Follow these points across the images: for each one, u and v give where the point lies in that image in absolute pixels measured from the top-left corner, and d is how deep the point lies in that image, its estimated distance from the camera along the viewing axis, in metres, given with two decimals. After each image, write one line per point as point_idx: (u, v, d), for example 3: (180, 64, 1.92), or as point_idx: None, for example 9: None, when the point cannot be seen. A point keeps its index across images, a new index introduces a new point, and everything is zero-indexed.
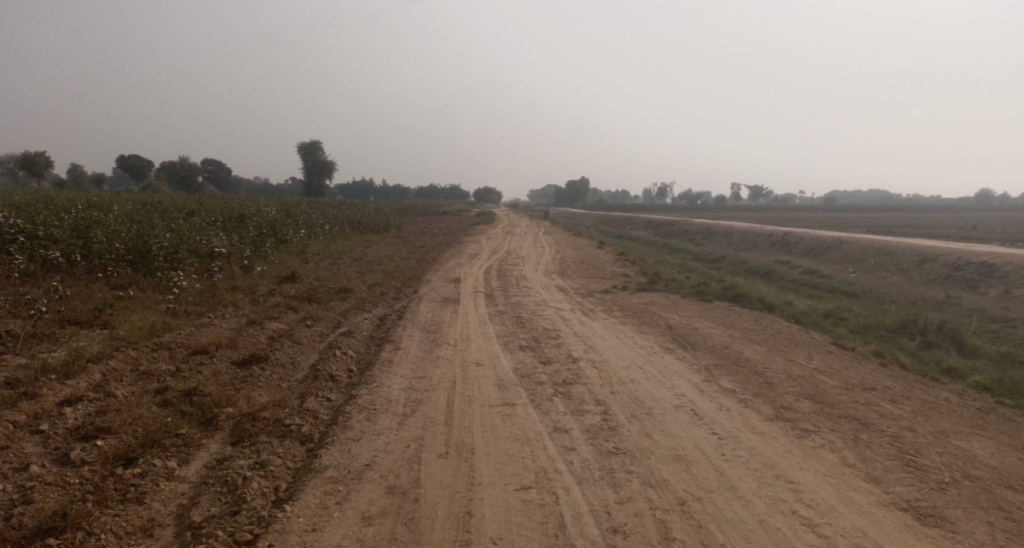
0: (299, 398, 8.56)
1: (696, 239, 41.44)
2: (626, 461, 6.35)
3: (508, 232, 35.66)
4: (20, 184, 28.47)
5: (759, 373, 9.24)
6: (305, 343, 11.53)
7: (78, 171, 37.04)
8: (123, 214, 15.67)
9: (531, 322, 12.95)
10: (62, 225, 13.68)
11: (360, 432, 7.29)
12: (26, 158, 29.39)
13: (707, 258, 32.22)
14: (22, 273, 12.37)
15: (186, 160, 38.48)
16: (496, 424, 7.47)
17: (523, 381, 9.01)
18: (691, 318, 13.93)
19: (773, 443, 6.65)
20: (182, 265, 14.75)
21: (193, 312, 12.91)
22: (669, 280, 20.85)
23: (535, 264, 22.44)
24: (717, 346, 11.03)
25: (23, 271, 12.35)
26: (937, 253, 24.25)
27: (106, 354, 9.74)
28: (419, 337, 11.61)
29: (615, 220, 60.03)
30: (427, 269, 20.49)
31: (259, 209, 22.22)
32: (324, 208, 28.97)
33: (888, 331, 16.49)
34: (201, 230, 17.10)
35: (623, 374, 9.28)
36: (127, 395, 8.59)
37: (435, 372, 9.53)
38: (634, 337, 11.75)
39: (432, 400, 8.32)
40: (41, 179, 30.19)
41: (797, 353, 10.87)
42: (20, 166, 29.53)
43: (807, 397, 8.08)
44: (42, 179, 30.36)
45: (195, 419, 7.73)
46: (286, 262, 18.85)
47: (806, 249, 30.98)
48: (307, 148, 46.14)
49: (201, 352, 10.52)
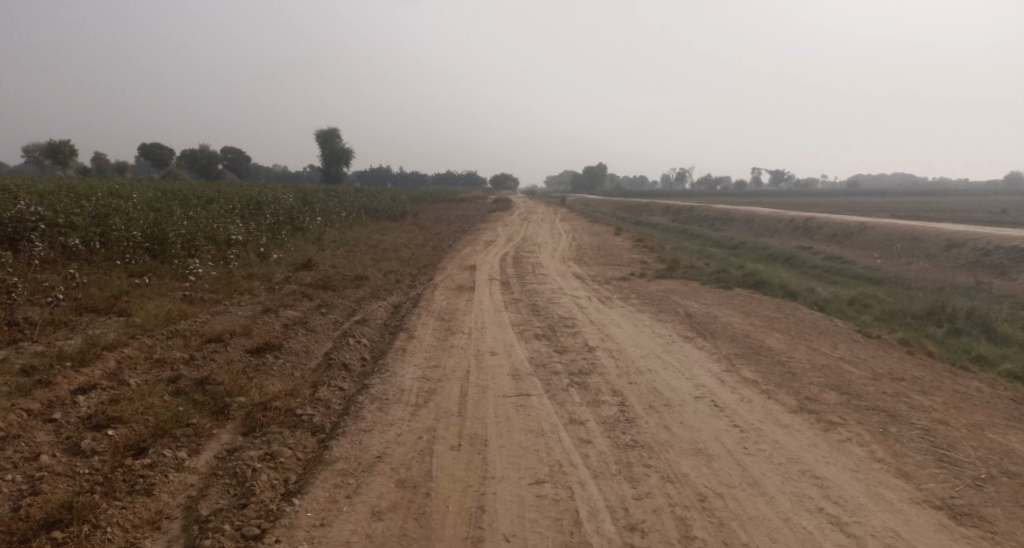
0: (311, 388, 8.45)
1: (715, 225, 40.92)
2: (645, 454, 6.14)
3: (525, 219, 35.41)
4: (43, 173, 28.65)
5: (781, 363, 8.98)
6: (319, 331, 11.42)
7: (102, 159, 37.29)
8: (142, 201, 15.65)
9: (547, 310, 12.76)
10: (83, 212, 13.68)
11: (373, 423, 7.16)
12: (50, 147, 29.55)
13: (727, 245, 31.76)
14: (42, 259, 12.36)
15: (206, 147, 38.56)
16: (510, 415, 7.29)
17: (539, 371, 8.83)
18: (712, 306, 13.65)
19: (797, 436, 6.41)
20: (199, 253, 14.70)
21: (208, 300, 12.85)
22: (688, 266, 20.54)
23: (552, 251, 22.21)
24: (738, 335, 10.76)
25: (43, 258, 12.35)
26: (965, 238, 23.67)
27: (121, 342, 9.67)
28: (434, 325, 11.46)
29: (634, 206, 59.49)
30: (443, 256, 20.35)
31: (276, 196, 22.16)
32: (341, 195, 28.89)
33: (915, 318, 16.09)
34: (218, 217, 17.06)
35: (640, 363, 9.07)
36: (140, 383, 8.51)
37: (449, 361, 9.37)
38: (652, 325, 11.51)
39: (445, 390, 8.16)
40: (65, 168, 30.40)
41: (821, 342, 10.58)
42: (44, 155, 29.75)
43: (832, 388, 7.82)
44: (66, 167, 30.58)
45: (207, 409, 7.64)
46: (303, 250, 18.78)
47: (829, 235, 30.43)
48: (325, 135, 46.06)
49: (215, 340, 10.44)
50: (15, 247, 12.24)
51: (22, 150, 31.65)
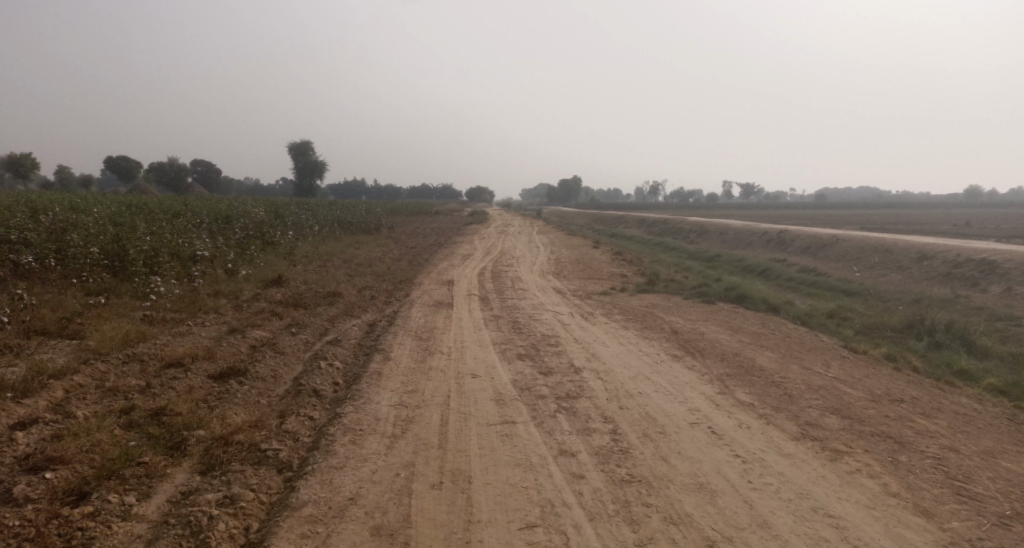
0: (278, 418, 7.84)
1: (690, 238, 40.85)
2: (643, 492, 5.67)
3: (501, 231, 34.82)
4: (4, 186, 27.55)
5: (776, 384, 8.57)
6: (288, 353, 10.78)
7: (66, 173, 36.09)
8: (104, 216, 14.88)
9: (528, 327, 12.25)
10: (38, 228, 12.91)
11: (345, 458, 6.59)
12: (12, 160, 28.44)
13: (702, 257, 31.60)
14: None
15: (175, 160, 37.58)
16: (495, 447, 6.77)
17: (524, 395, 8.30)
18: (696, 322, 13.23)
19: (805, 467, 5.97)
20: (162, 270, 13.95)
21: (171, 320, 12.12)
22: (668, 280, 20.19)
23: (529, 264, 21.73)
24: (728, 353, 10.36)
25: None
26: (936, 250, 23.69)
27: (71, 368, 8.96)
28: (410, 345, 10.89)
29: (608, 219, 59.37)
30: (419, 270, 19.74)
31: (247, 210, 21.37)
32: (313, 208, 28.14)
33: (895, 332, 15.87)
34: (184, 232, 16.29)
35: (630, 386, 8.61)
36: (89, 415, 7.84)
37: (428, 385, 8.81)
38: (638, 343, 11.06)
39: (424, 419, 7.61)
40: (28, 181, 29.25)
41: (813, 360, 10.20)
42: (6, 168, 28.59)
43: (834, 412, 7.41)
44: (29, 181, 29.45)
45: (162, 444, 7.04)
46: (274, 265, 18.05)
47: (802, 247, 30.40)
48: (297, 148, 45.22)
49: (175, 365, 9.75)
50: None
51: None
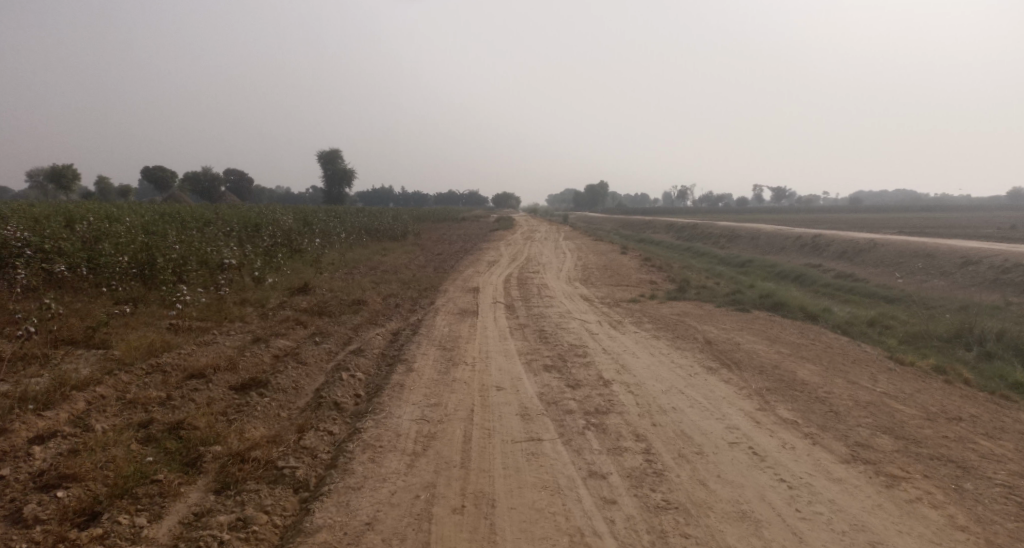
0: (297, 433, 7.55)
1: (720, 243, 40.03)
2: (680, 521, 5.35)
3: (528, 237, 34.52)
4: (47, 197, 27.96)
5: (820, 400, 8.07)
6: (311, 364, 10.52)
7: (106, 184, 36.64)
8: (136, 225, 14.86)
9: (555, 337, 11.84)
10: (71, 237, 12.90)
11: (363, 478, 6.28)
12: (55, 171, 28.88)
13: (734, 263, 30.84)
14: (25, 288, 11.59)
15: (210, 169, 37.96)
16: (521, 466, 6.40)
17: (551, 410, 7.91)
18: (731, 332, 12.71)
19: (857, 495, 5.58)
20: (189, 278, 13.83)
21: (196, 329, 11.95)
22: (700, 287, 19.61)
23: (557, 271, 21.32)
24: (766, 366, 9.84)
25: (26, 286, 11.55)
26: (982, 255, 22.74)
27: (94, 379, 8.78)
28: (434, 356, 10.58)
29: (635, 224, 58.59)
30: (445, 277, 19.47)
31: (275, 217, 21.29)
32: (340, 215, 28.04)
33: (942, 341, 15.14)
34: (212, 240, 16.21)
35: (663, 400, 8.17)
36: (108, 429, 7.63)
37: (451, 398, 8.46)
38: (670, 354, 10.60)
39: (447, 435, 7.27)
40: (69, 192, 29.66)
41: (859, 374, 9.65)
42: (47, 179, 29.03)
43: (886, 432, 6.92)
44: (70, 192, 29.87)
45: (177, 461, 6.79)
46: (300, 272, 17.90)
47: (838, 251, 29.50)
48: (327, 156, 45.42)
49: (197, 377, 9.53)
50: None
51: (28, 174, 31.02)
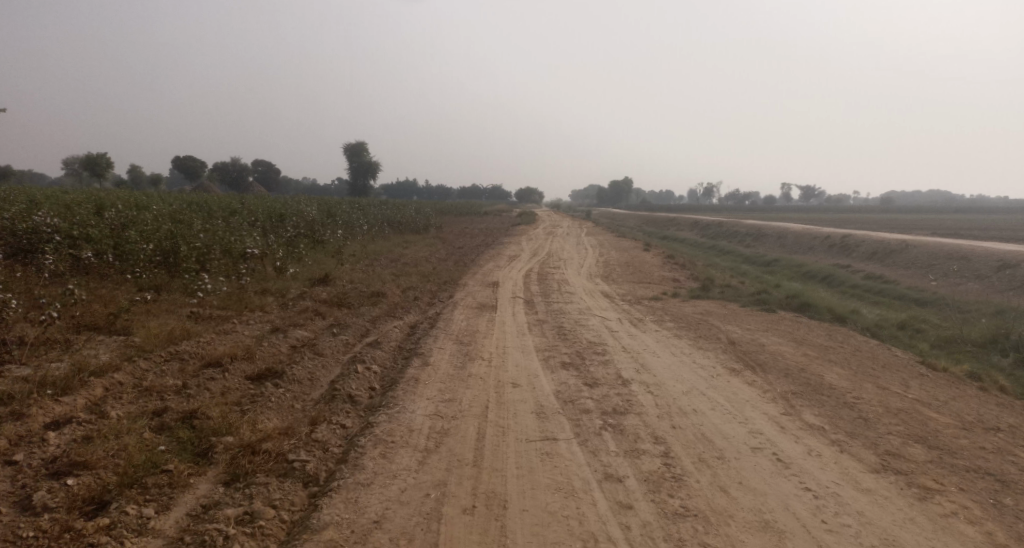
0: (309, 425, 7.44)
1: (745, 242, 39.40)
2: (699, 529, 5.17)
3: (550, 233, 34.24)
4: (79, 185, 28.27)
5: (848, 405, 7.78)
6: (327, 355, 10.41)
7: (137, 173, 37.04)
8: (163, 213, 14.91)
9: (575, 333, 11.63)
10: (98, 224, 12.94)
11: (373, 474, 6.14)
12: (88, 159, 29.17)
13: (760, 262, 30.30)
14: (51, 273, 11.64)
15: (238, 160, 38.22)
16: (535, 467, 6.23)
17: (567, 408, 7.71)
18: (756, 332, 12.40)
19: (888, 508, 5.35)
20: (211, 267, 13.80)
21: (217, 317, 11.92)
22: (724, 286, 19.24)
23: (578, 267, 21.07)
24: (792, 369, 9.53)
25: (52, 271, 11.60)
26: (1019, 259, 22.06)
27: (112, 366, 8.74)
28: (451, 350, 10.42)
29: (660, 221, 58.00)
30: (465, 271, 19.33)
31: (299, 208, 21.27)
32: (363, 207, 28.00)
33: (976, 347, 14.66)
34: (236, 229, 16.20)
35: (684, 402, 7.93)
36: (122, 416, 7.57)
37: (466, 394, 8.30)
38: (692, 354, 10.34)
39: (460, 432, 7.11)
40: (101, 180, 29.96)
41: (889, 379, 9.32)
42: (81, 167, 29.32)
43: (918, 441, 6.64)
44: (103, 180, 30.21)
45: (188, 451, 6.70)
46: (322, 264, 17.85)
47: (868, 252, 28.85)
48: (353, 149, 45.48)
49: (214, 366, 9.47)
50: (28, 259, 11.57)
51: (62, 162, 31.44)
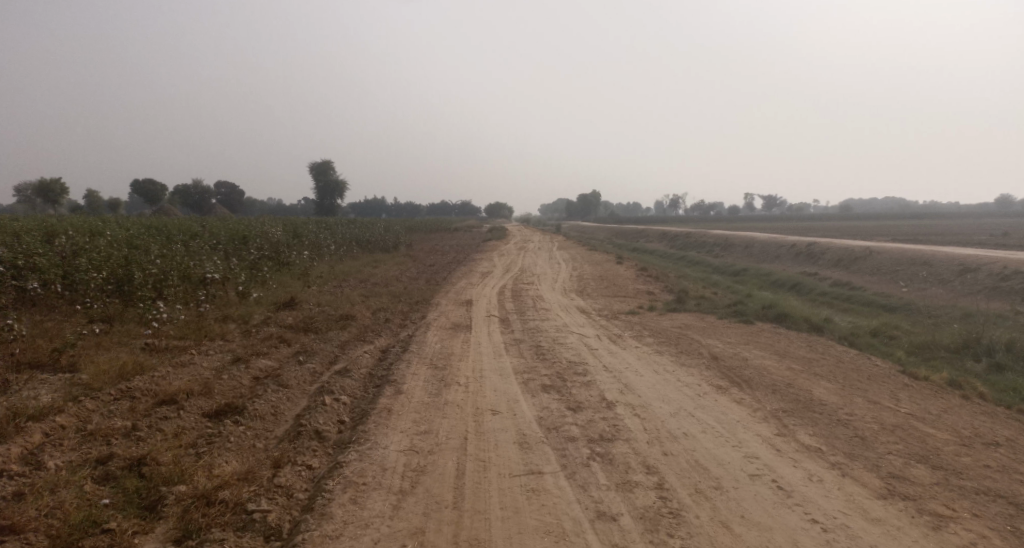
0: (272, 468, 6.86)
1: (713, 252, 39.49)
2: None
3: (521, 248, 33.88)
4: (34, 211, 27.16)
5: (843, 423, 7.44)
6: (293, 386, 9.78)
7: (95, 197, 35.87)
8: (118, 238, 14.10)
9: (553, 353, 11.17)
10: (47, 251, 12.12)
11: (342, 524, 5.64)
12: (42, 185, 28.05)
13: (729, 272, 30.28)
14: None
15: (200, 182, 37.24)
16: (521, 507, 5.76)
17: (551, 437, 7.24)
18: (738, 346, 12.07)
19: (903, 540, 5.00)
20: (168, 294, 13.03)
21: (174, 348, 11.20)
22: (698, 297, 19.00)
23: (551, 282, 20.68)
24: (779, 384, 9.17)
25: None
26: (980, 262, 22.27)
27: (53, 409, 8.00)
28: (425, 376, 9.87)
29: (628, 233, 58.00)
30: (436, 290, 18.79)
31: (263, 229, 20.50)
32: (330, 226, 27.28)
33: (949, 352, 14.57)
34: (195, 253, 15.42)
35: (673, 424, 7.52)
36: (64, 466, 6.89)
37: (443, 424, 7.78)
38: (675, 371, 9.95)
39: (438, 468, 6.59)
40: (58, 206, 28.82)
41: (877, 392, 9.03)
42: (35, 193, 28.18)
43: (921, 461, 6.31)
44: (59, 205, 29.02)
45: (134, 504, 6.12)
46: (287, 287, 17.15)
47: (833, 259, 29.01)
48: (318, 167, 44.68)
49: (168, 404, 8.78)
50: None
51: (16, 189, 30.27)
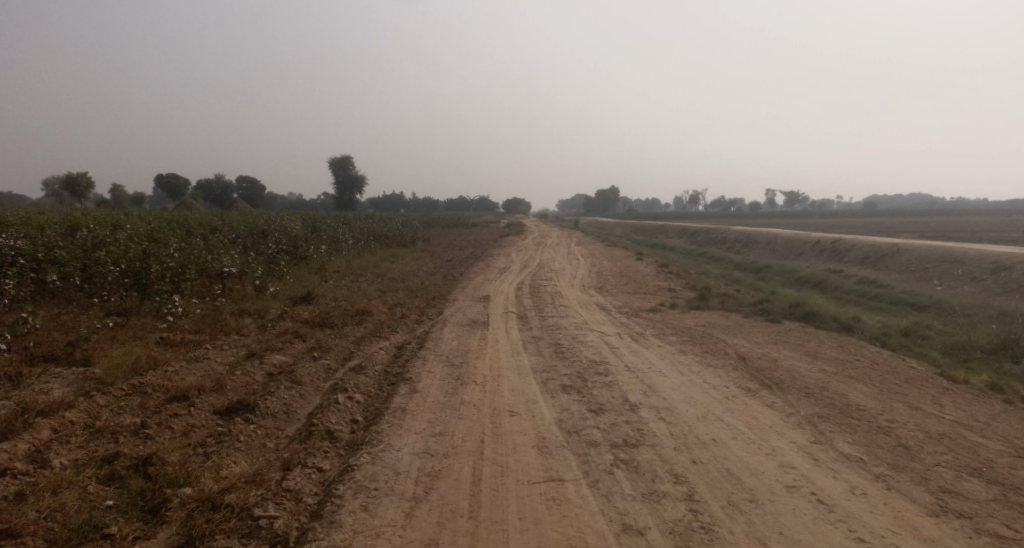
0: (281, 470, 6.56)
1: (735, 249, 38.79)
2: None
3: (540, 243, 33.49)
4: (58, 205, 27.21)
5: (885, 430, 7.01)
6: (306, 384, 9.50)
7: (120, 192, 36.05)
8: (138, 231, 13.90)
9: (573, 351, 10.79)
10: (66, 243, 11.95)
11: (352, 534, 5.33)
12: (68, 179, 28.12)
13: (751, 269, 29.64)
14: (11, 299, 10.65)
15: (222, 176, 37.22)
16: (541, 518, 5.41)
17: (572, 441, 6.87)
18: (766, 346, 11.60)
19: None
20: (185, 288, 12.82)
21: (188, 342, 10.97)
22: (722, 295, 18.48)
23: (570, 278, 20.25)
24: (812, 388, 8.72)
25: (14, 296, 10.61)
26: (1015, 260, 21.49)
27: (63, 405, 7.76)
28: (441, 374, 9.54)
29: (648, 229, 57.19)
30: (453, 286, 18.45)
31: (282, 223, 20.28)
32: (349, 221, 27.05)
33: (986, 353, 13.96)
34: (213, 247, 15.21)
35: (701, 429, 7.11)
36: (70, 465, 6.65)
37: (459, 426, 7.44)
38: (702, 372, 9.52)
39: (453, 474, 6.25)
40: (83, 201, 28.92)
41: (918, 397, 8.56)
42: (61, 187, 28.27)
43: (973, 475, 5.88)
44: (84, 200, 29.11)
45: (137, 507, 5.85)
46: (304, 281, 16.91)
47: (859, 257, 28.25)
48: (338, 162, 44.59)
49: (178, 400, 8.52)
50: None
51: (42, 184, 30.42)
